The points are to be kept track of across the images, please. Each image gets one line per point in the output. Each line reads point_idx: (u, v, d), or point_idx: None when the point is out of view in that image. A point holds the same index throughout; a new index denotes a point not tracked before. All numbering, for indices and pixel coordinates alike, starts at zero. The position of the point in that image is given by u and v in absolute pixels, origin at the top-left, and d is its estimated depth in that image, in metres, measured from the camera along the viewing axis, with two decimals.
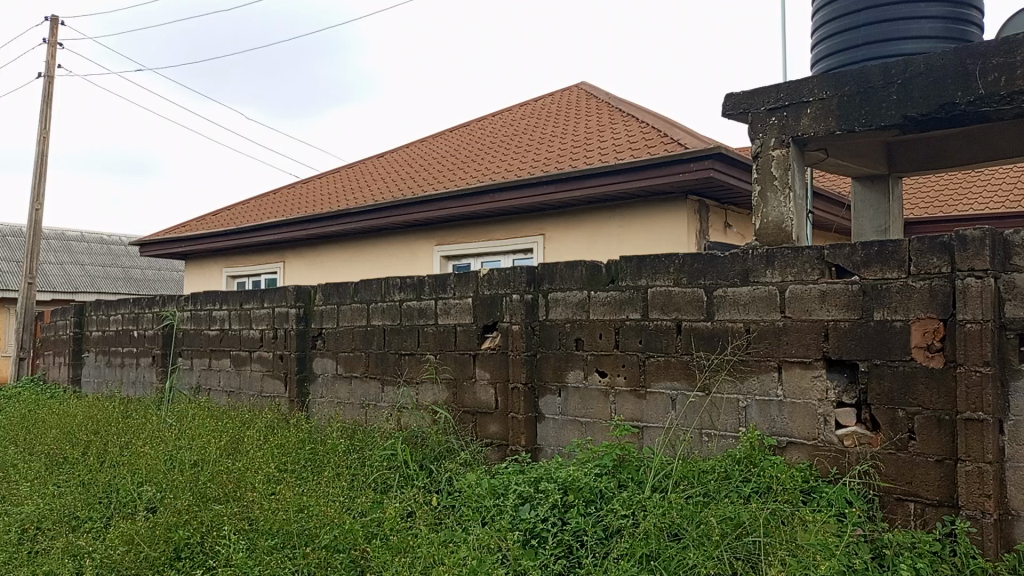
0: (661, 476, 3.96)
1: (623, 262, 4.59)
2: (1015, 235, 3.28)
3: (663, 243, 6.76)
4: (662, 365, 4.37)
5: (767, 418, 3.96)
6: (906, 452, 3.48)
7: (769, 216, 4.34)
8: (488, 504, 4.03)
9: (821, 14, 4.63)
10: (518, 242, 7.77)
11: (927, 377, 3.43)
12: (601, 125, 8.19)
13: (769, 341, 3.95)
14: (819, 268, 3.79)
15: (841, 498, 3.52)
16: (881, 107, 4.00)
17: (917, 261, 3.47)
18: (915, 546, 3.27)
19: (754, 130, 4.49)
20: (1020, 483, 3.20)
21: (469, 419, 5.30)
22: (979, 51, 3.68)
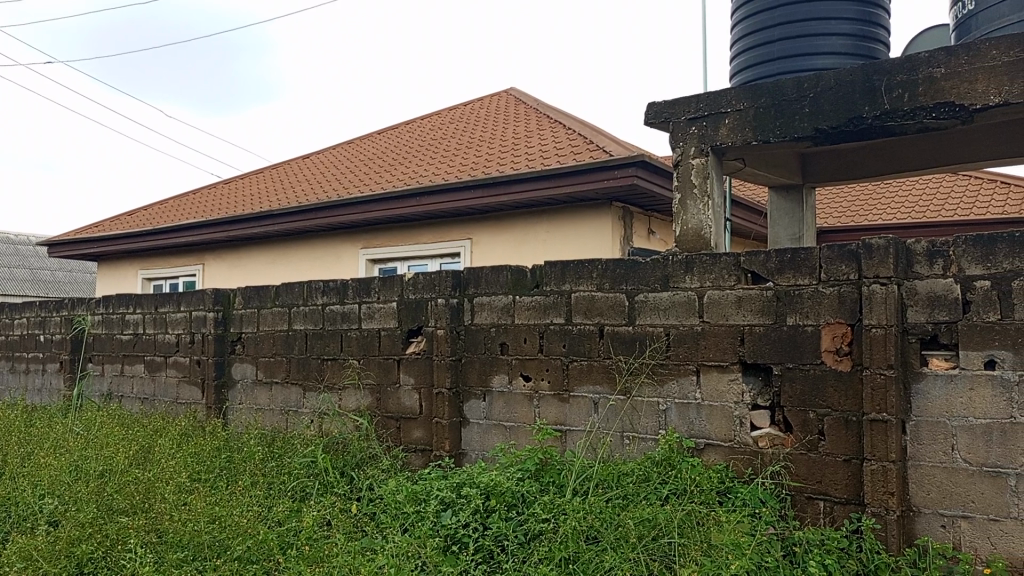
0: (582, 479, 3.99)
1: (547, 267, 4.61)
2: (917, 244, 3.43)
3: (589, 250, 6.84)
4: (585, 369, 4.42)
5: (685, 420, 4.04)
6: (816, 452, 3.60)
7: (689, 223, 4.44)
8: (409, 511, 3.97)
9: (738, 28, 4.76)
10: (445, 246, 7.73)
11: (835, 379, 3.56)
12: (529, 131, 8.24)
13: (687, 345, 4.04)
14: (735, 274, 3.89)
15: (754, 498, 3.62)
16: (794, 119, 4.14)
17: (827, 268, 3.61)
18: (823, 543, 3.38)
19: (674, 139, 4.57)
20: (920, 480, 3.35)
21: (392, 424, 5.23)
22: (884, 68, 3.84)
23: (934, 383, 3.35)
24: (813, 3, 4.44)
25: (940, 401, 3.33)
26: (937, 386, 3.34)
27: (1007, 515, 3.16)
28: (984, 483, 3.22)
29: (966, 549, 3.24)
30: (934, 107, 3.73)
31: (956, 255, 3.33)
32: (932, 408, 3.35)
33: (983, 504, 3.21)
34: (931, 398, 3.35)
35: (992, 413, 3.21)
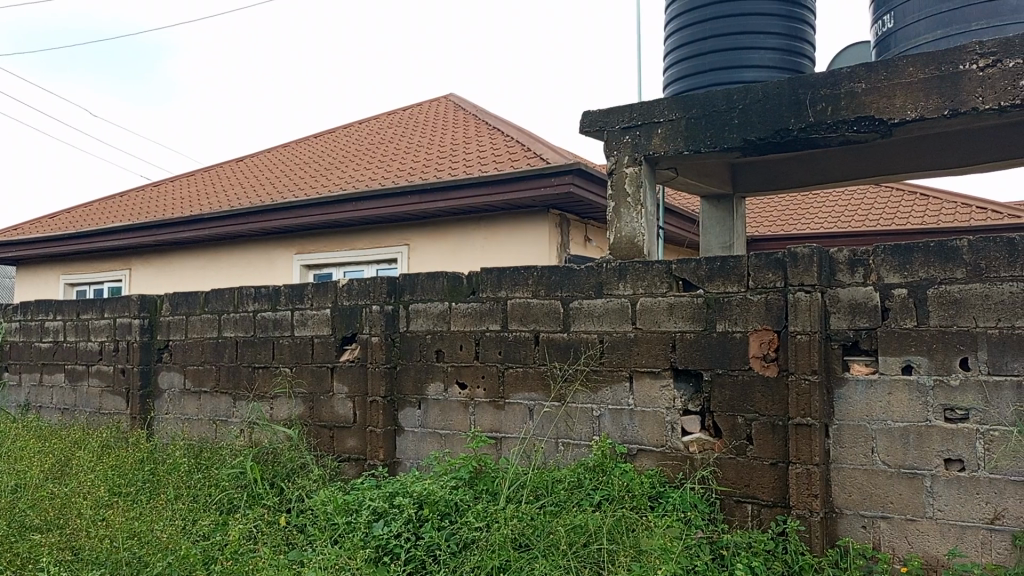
0: (515, 486, 3.98)
1: (483, 273, 4.60)
2: (839, 253, 3.54)
3: (526, 256, 6.86)
4: (520, 375, 4.42)
5: (619, 426, 4.08)
6: (744, 457, 3.67)
7: (623, 231, 4.49)
8: (340, 522, 3.90)
9: (672, 39, 4.85)
10: (381, 251, 7.65)
11: (763, 385, 3.65)
12: (467, 137, 8.22)
13: (621, 352, 4.08)
14: (667, 282, 3.95)
15: (685, 502, 3.67)
16: (724, 130, 4.23)
17: (755, 275, 3.70)
18: (751, 545, 3.45)
19: (609, 147, 4.62)
20: (842, 482, 3.46)
21: (325, 433, 5.14)
22: (809, 82, 3.96)
23: (855, 388, 3.46)
24: (743, 17, 4.55)
25: (861, 406, 3.44)
26: (858, 391, 3.45)
27: (922, 515, 3.28)
28: (901, 484, 3.33)
29: (885, 549, 3.35)
30: (855, 120, 3.86)
31: (876, 263, 3.45)
32: (854, 412, 3.45)
33: (901, 504, 3.33)
34: (852, 403, 3.46)
35: (909, 416, 3.33)
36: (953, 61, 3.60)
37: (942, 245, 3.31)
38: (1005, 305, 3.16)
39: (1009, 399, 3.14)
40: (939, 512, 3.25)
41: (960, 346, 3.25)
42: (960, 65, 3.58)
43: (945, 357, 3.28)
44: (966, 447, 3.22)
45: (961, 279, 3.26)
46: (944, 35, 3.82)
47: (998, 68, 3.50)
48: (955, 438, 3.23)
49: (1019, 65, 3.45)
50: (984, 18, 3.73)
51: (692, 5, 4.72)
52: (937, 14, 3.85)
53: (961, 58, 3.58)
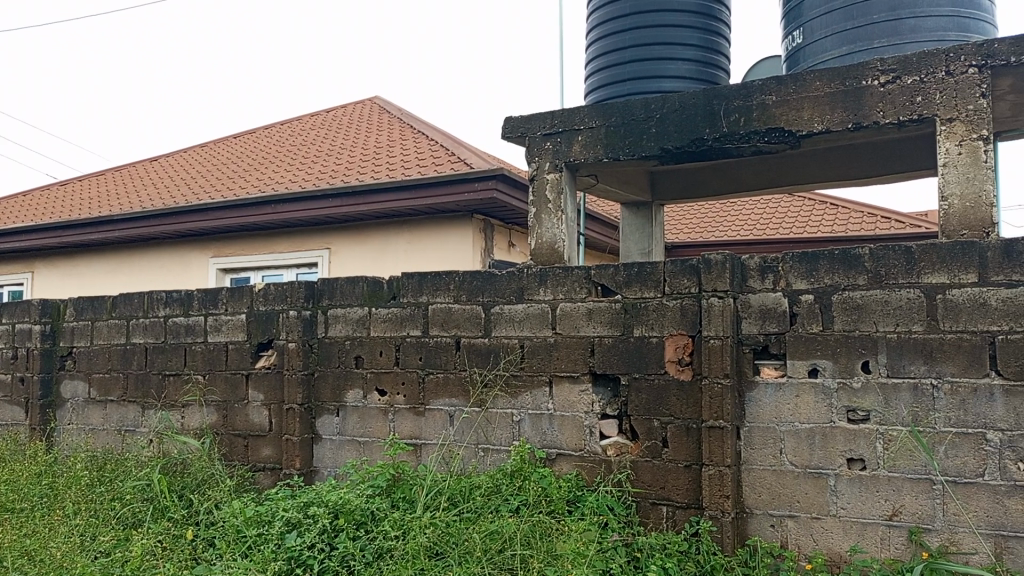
0: (433, 494, 3.94)
1: (404, 278, 4.55)
2: (750, 259, 3.64)
3: (449, 261, 6.84)
4: (441, 382, 4.39)
5: (538, 431, 4.09)
6: (660, 459, 3.74)
7: (543, 237, 4.51)
8: (251, 534, 3.78)
9: (593, 47, 4.91)
10: (302, 255, 7.49)
11: (677, 389, 3.72)
12: (391, 141, 8.13)
13: (541, 357, 4.10)
14: (586, 287, 3.99)
15: (602, 506, 3.71)
16: (641, 139, 4.30)
17: (671, 281, 3.77)
18: (665, 547, 3.51)
19: (530, 153, 4.63)
20: (752, 483, 3.55)
21: (239, 442, 5.00)
22: (723, 93, 4.06)
23: (765, 391, 3.56)
24: (662, 28, 4.64)
25: (770, 409, 3.55)
26: (767, 394, 3.56)
27: (826, 513, 3.40)
28: (807, 483, 3.44)
29: (792, 547, 3.46)
30: (766, 131, 3.98)
31: (785, 270, 3.56)
32: (763, 415, 3.56)
33: (807, 503, 3.44)
34: (762, 406, 3.56)
35: (815, 418, 3.45)
36: (856, 76, 3.75)
37: (845, 253, 3.44)
38: (903, 310, 3.31)
39: (906, 400, 3.29)
40: (842, 510, 3.37)
41: (861, 350, 3.38)
42: (863, 81, 3.74)
43: (848, 360, 3.41)
44: (867, 447, 3.35)
45: (863, 285, 3.39)
46: (849, 51, 3.98)
47: (898, 84, 3.66)
48: (857, 438, 3.36)
49: (917, 82, 3.62)
50: (886, 36, 3.90)
51: (612, 15, 4.79)
52: (842, 32, 4.02)
53: (864, 73, 3.73)
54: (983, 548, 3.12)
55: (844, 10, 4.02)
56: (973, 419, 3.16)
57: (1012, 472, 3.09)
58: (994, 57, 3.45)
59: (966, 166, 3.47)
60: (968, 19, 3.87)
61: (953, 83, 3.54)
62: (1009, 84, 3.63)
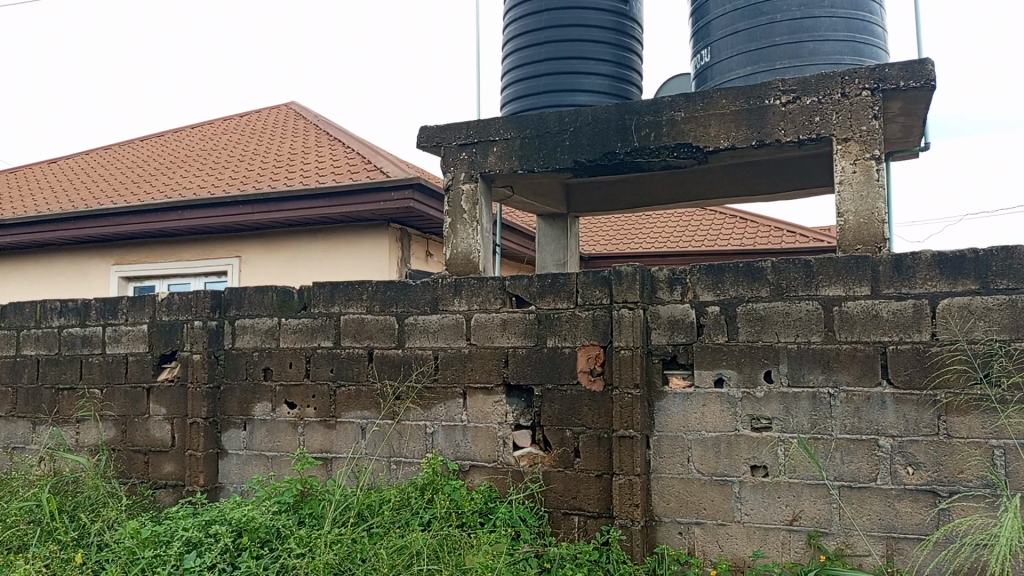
0: (341, 509, 3.85)
1: (315, 288, 4.45)
2: (660, 272, 3.72)
3: (364, 271, 6.72)
4: (353, 394, 4.30)
5: (451, 443, 4.06)
6: (572, 469, 3.76)
7: (458, 247, 4.49)
8: (146, 556, 3.60)
9: (509, 59, 4.94)
10: (211, 264, 7.25)
11: (589, 399, 3.76)
12: (306, 147, 7.97)
13: (455, 368, 4.07)
14: (501, 298, 3.99)
15: (513, 517, 3.70)
16: (555, 151, 4.34)
17: (583, 293, 3.81)
18: (576, 557, 3.52)
19: (445, 163, 4.61)
20: (661, 491, 3.61)
21: (139, 459, 4.78)
22: (634, 109, 4.15)
23: (673, 400, 3.63)
24: (577, 44, 4.71)
25: (678, 417, 3.62)
26: (675, 403, 3.63)
27: (731, 520, 3.49)
28: (713, 490, 3.53)
29: (698, 553, 3.53)
30: (675, 147, 4.08)
31: (692, 282, 3.65)
32: (672, 423, 3.63)
33: (713, 510, 3.52)
34: (671, 415, 3.63)
35: (720, 426, 3.54)
36: (759, 95, 3.89)
37: (749, 266, 3.55)
38: (802, 321, 3.43)
39: (806, 408, 3.41)
40: (745, 516, 3.47)
41: (764, 360, 3.49)
42: (766, 100, 3.88)
43: (751, 369, 3.51)
44: (769, 454, 3.45)
45: (765, 297, 3.51)
46: (754, 71, 4.13)
47: (797, 104, 3.82)
48: (760, 446, 3.47)
49: (815, 103, 3.78)
50: (787, 58, 4.06)
51: (528, 28, 4.83)
52: (747, 52, 4.16)
53: (767, 93, 3.88)
54: (874, 550, 3.26)
55: (748, 31, 4.17)
56: (866, 426, 3.30)
57: (901, 476, 3.24)
58: (886, 80, 3.63)
59: (859, 184, 3.64)
60: (862, 45, 4.07)
61: (848, 104, 3.72)
62: (899, 107, 3.83)
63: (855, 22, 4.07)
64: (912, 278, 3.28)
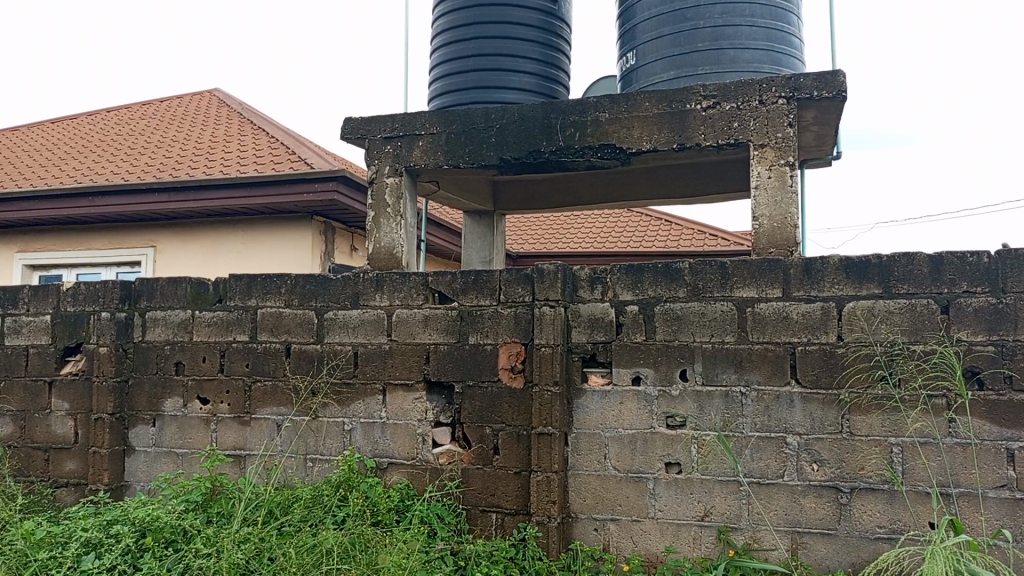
0: (251, 507, 3.76)
1: (231, 280, 4.32)
2: (581, 271, 3.75)
3: (286, 263, 6.57)
4: (268, 390, 4.20)
5: (370, 440, 4.00)
6: (490, 466, 3.75)
7: (381, 241, 4.43)
8: (40, 558, 3.42)
9: (437, 53, 4.91)
10: (124, 253, 6.96)
11: (510, 396, 3.76)
12: (228, 135, 7.73)
13: (375, 364, 4.01)
14: (423, 294, 3.95)
15: (431, 514, 3.67)
16: (481, 148, 4.32)
17: (506, 290, 3.81)
18: (493, 554, 3.51)
19: (369, 156, 4.54)
20: (578, 488, 3.64)
21: (39, 456, 4.55)
22: (560, 108, 4.17)
23: (592, 398, 3.67)
24: (505, 41, 4.71)
25: (595, 415, 3.66)
26: (594, 401, 3.67)
27: (645, 516, 3.55)
28: (629, 487, 3.58)
29: (613, 549, 3.58)
30: (599, 147, 4.12)
31: (612, 281, 3.69)
32: (590, 421, 3.66)
33: (628, 506, 3.57)
34: (589, 412, 3.67)
35: (637, 424, 3.60)
36: (680, 99, 3.96)
37: (667, 266, 3.61)
38: (717, 322, 3.51)
39: (719, 406, 3.49)
40: (659, 512, 3.53)
41: (680, 359, 3.55)
42: (687, 104, 3.95)
43: (667, 368, 3.57)
44: (683, 451, 3.52)
45: (683, 298, 3.57)
46: (676, 76, 4.21)
47: (717, 110, 3.91)
48: (675, 443, 3.53)
49: (733, 108, 3.88)
50: (708, 64, 4.15)
51: (456, 24, 4.80)
52: (670, 57, 4.24)
53: (688, 98, 3.95)
54: (781, 544, 3.36)
55: (672, 36, 4.24)
56: (775, 424, 3.41)
57: (807, 472, 3.35)
58: (800, 90, 3.76)
59: (774, 189, 3.75)
60: (779, 54, 4.19)
61: (764, 111, 3.82)
62: (813, 116, 3.95)
63: (774, 32, 4.19)
64: (821, 281, 3.39)
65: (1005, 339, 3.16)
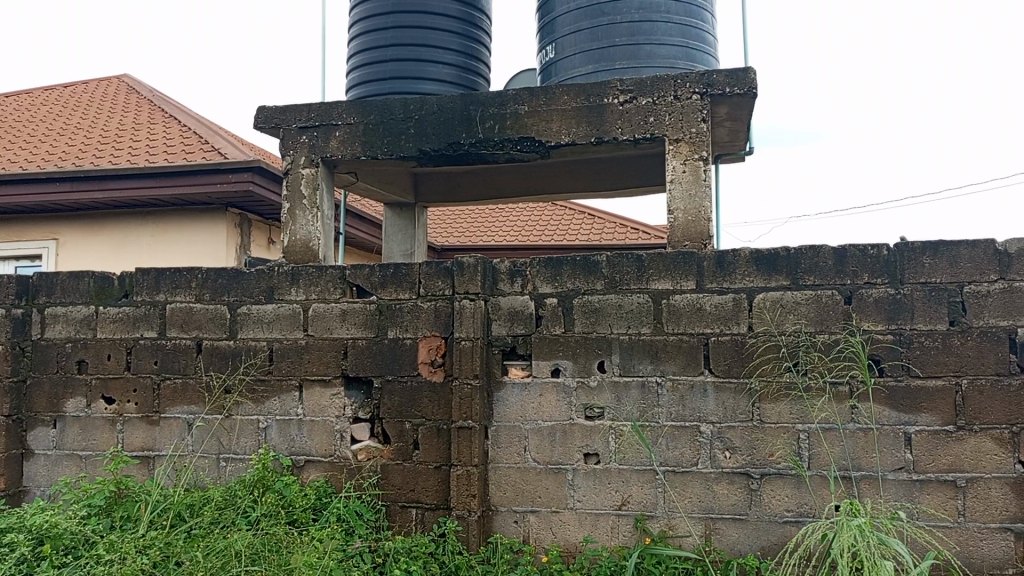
0: (158, 511, 3.63)
1: (137, 274, 4.14)
2: (501, 264, 3.74)
3: (199, 257, 6.34)
4: (178, 388, 4.04)
5: (286, 438, 3.90)
6: (410, 462, 3.72)
7: (297, 234, 4.32)
8: None
9: (354, 42, 4.81)
10: (23, 245, 6.60)
11: (429, 390, 3.72)
12: (138, 123, 7.40)
13: (290, 360, 3.91)
14: (340, 287, 3.88)
15: (349, 512, 3.62)
16: (399, 139, 4.26)
17: (425, 283, 3.77)
18: (412, 549, 3.48)
19: (285, 146, 4.42)
20: (498, 481, 3.65)
21: None
22: (479, 100, 4.14)
23: (512, 391, 3.67)
24: (424, 31, 4.65)
25: (515, 408, 3.66)
26: (514, 393, 3.67)
27: (564, 507, 3.58)
28: (549, 478, 3.60)
29: (532, 541, 3.60)
30: (518, 140, 4.11)
31: (532, 275, 3.70)
32: (510, 414, 3.67)
33: (547, 498, 3.59)
34: (509, 405, 3.67)
35: (556, 415, 3.62)
36: (599, 93, 4.00)
37: (585, 259, 3.64)
38: (634, 313, 3.56)
39: (635, 397, 3.54)
40: (578, 502, 3.56)
41: (598, 350, 3.59)
42: (605, 99, 3.99)
43: (586, 360, 3.61)
44: (601, 442, 3.56)
45: (600, 290, 3.61)
46: (595, 70, 4.24)
47: (634, 104, 3.95)
48: (593, 434, 3.57)
49: (650, 103, 3.93)
50: (626, 59, 4.19)
51: (375, 12, 4.72)
52: (589, 51, 4.26)
53: (606, 92, 3.99)
54: (694, 530, 3.44)
55: (591, 30, 4.27)
56: (690, 414, 3.48)
57: (720, 459, 3.44)
58: (713, 86, 3.84)
59: (689, 183, 3.83)
60: (694, 50, 4.27)
61: (679, 107, 3.89)
62: (726, 112, 4.04)
63: (689, 29, 4.27)
64: (732, 273, 3.48)
65: (902, 328, 3.31)
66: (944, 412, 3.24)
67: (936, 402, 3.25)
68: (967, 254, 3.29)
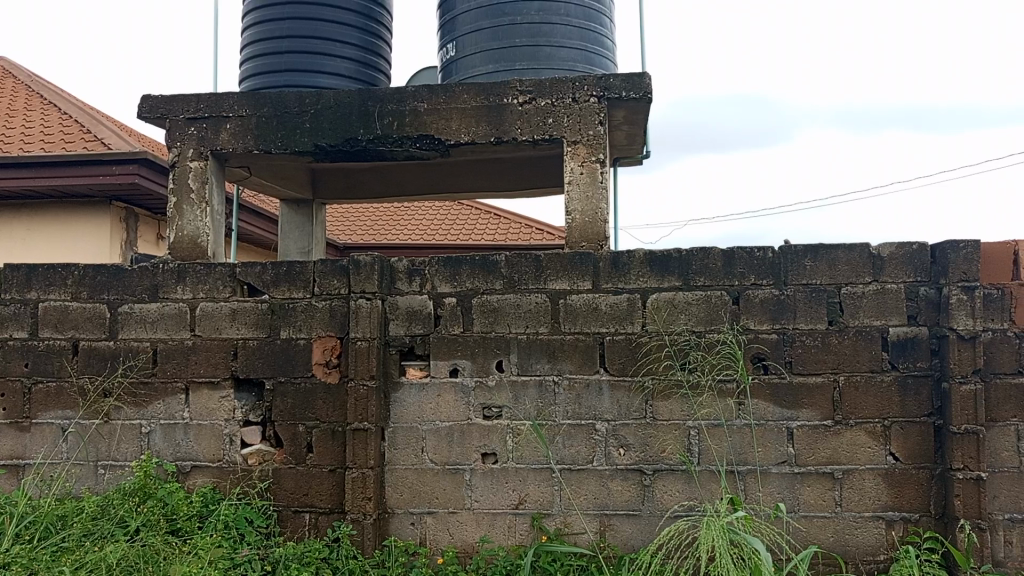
0: (25, 524, 3.40)
1: (5, 270, 3.86)
2: (398, 262, 3.69)
3: (76, 253, 5.99)
4: (51, 392, 3.80)
5: (170, 443, 3.72)
6: (304, 465, 3.61)
7: (184, 230, 4.13)
8: None
9: (248, 31, 4.64)
10: None
11: (324, 392, 3.62)
12: (13, 109, 6.92)
13: (176, 362, 3.73)
14: (230, 286, 3.73)
15: (237, 519, 3.48)
16: (294, 133, 4.14)
17: (320, 282, 3.67)
18: (303, 555, 3.38)
19: (171, 137, 4.21)
20: (395, 483, 3.59)
21: None
22: (377, 96, 4.06)
23: (409, 391, 3.62)
24: (321, 23, 4.53)
25: (413, 408, 3.62)
26: (411, 394, 3.62)
27: (462, 507, 3.56)
28: (446, 480, 3.57)
29: (428, 543, 3.56)
30: (417, 138, 4.07)
31: (430, 274, 3.66)
32: (407, 415, 3.62)
33: (444, 499, 3.57)
34: (406, 406, 3.62)
35: (454, 416, 3.59)
36: (498, 93, 4.00)
37: (484, 259, 3.63)
38: (531, 313, 3.58)
39: (533, 396, 3.56)
40: (475, 502, 3.55)
41: (496, 350, 3.59)
42: (504, 98, 3.99)
43: (484, 359, 3.60)
44: (499, 441, 3.56)
45: (499, 289, 3.61)
46: (494, 69, 4.24)
47: (533, 105, 3.98)
48: (491, 433, 3.57)
49: (548, 105, 3.96)
50: (526, 60, 4.21)
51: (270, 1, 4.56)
52: (489, 50, 4.26)
53: (505, 92, 3.99)
54: (589, 528, 3.48)
55: (491, 30, 4.27)
56: (585, 412, 3.53)
57: (614, 457, 3.50)
58: (610, 90, 3.90)
59: (586, 185, 3.88)
60: (592, 54, 4.34)
61: (577, 109, 3.94)
62: (623, 116, 4.12)
63: (587, 32, 4.33)
64: (627, 274, 3.54)
65: (786, 328, 3.45)
66: (822, 407, 3.40)
67: (816, 398, 3.41)
68: (845, 258, 3.46)
